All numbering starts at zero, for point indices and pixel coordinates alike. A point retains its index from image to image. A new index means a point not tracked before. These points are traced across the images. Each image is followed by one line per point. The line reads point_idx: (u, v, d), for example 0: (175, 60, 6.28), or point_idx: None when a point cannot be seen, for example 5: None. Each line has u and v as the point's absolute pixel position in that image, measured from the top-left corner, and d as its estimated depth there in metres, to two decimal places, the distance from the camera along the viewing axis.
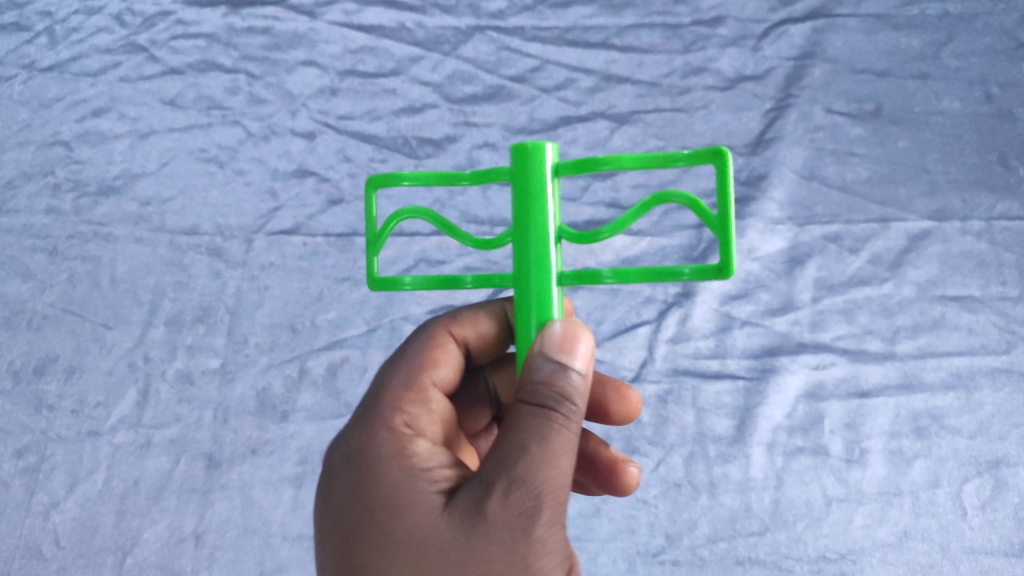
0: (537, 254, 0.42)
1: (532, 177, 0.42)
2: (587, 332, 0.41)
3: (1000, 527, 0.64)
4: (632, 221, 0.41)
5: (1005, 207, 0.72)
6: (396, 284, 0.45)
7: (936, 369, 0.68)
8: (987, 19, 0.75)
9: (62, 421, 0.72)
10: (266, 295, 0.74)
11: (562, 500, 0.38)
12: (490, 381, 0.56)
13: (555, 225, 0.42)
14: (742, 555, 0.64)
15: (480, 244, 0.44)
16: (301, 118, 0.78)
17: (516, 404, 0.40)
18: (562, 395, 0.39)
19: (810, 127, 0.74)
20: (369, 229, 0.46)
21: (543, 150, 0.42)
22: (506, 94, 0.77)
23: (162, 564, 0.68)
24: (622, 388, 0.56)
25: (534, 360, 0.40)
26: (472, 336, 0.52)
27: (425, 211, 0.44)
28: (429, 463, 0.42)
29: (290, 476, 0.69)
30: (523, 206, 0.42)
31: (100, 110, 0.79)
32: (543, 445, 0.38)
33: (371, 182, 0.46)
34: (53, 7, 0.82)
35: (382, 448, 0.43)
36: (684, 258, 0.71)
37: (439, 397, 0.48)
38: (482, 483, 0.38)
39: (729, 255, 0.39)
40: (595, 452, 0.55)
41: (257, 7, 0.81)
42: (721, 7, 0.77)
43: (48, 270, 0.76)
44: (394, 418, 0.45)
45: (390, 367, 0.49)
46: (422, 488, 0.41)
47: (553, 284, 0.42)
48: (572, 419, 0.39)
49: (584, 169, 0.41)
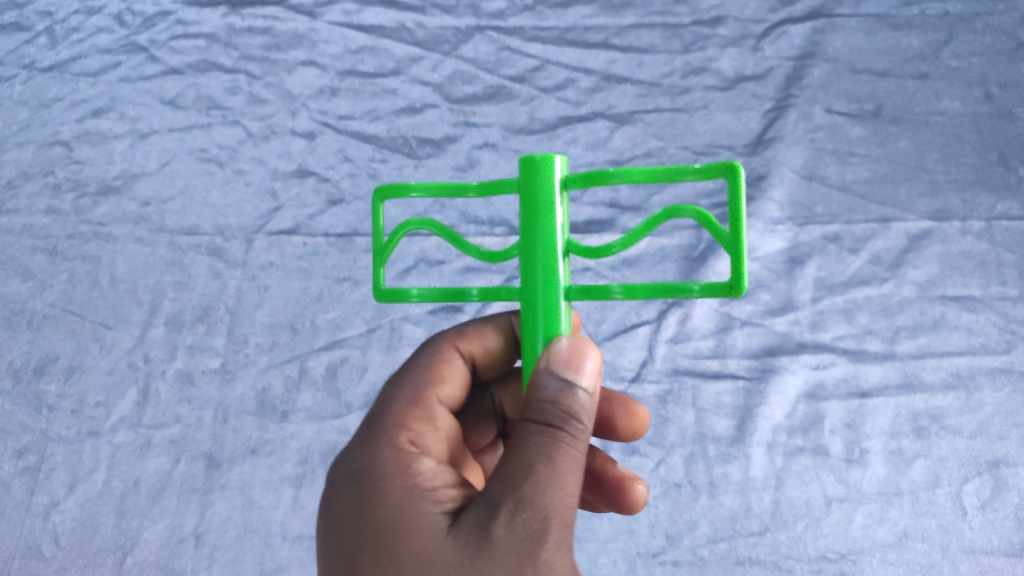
0: (544, 268, 0.42)
1: (540, 190, 0.42)
2: (594, 348, 0.41)
3: (999, 527, 0.64)
4: (641, 236, 0.41)
5: (1005, 207, 0.72)
6: (402, 296, 0.45)
7: (935, 369, 0.68)
8: (987, 19, 0.75)
9: (62, 421, 0.72)
10: (266, 295, 0.74)
11: (569, 522, 0.38)
12: (496, 397, 0.57)
13: (563, 239, 0.42)
14: (742, 554, 0.64)
15: (487, 256, 0.44)
16: (302, 118, 0.78)
17: (522, 422, 0.40)
18: (569, 414, 0.39)
19: (810, 127, 0.74)
20: (376, 240, 0.46)
21: (552, 163, 0.42)
22: (506, 94, 0.77)
23: (162, 564, 0.68)
24: (630, 405, 0.56)
25: (540, 377, 0.40)
26: (478, 351, 0.52)
27: (432, 222, 0.45)
28: (434, 482, 0.42)
29: (290, 476, 0.69)
30: (531, 219, 0.42)
31: (100, 110, 0.79)
32: (549, 466, 0.38)
33: (378, 193, 0.46)
34: (53, 7, 0.82)
35: (386, 466, 0.43)
36: (684, 258, 0.71)
37: (444, 414, 0.48)
38: (487, 505, 0.38)
39: (740, 271, 0.39)
40: (603, 469, 0.55)
41: (257, 7, 0.81)
42: (720, 7, 0.77)
43: (48, 270, 0.76)
44: (399, 436, 0.45)
45: (396, 384, 0.49)
46: (427, 508, 0.40)
47: (561, 298, 0.42)
48: (578, 438, 0.39)
49: (593, 182, 0.41)
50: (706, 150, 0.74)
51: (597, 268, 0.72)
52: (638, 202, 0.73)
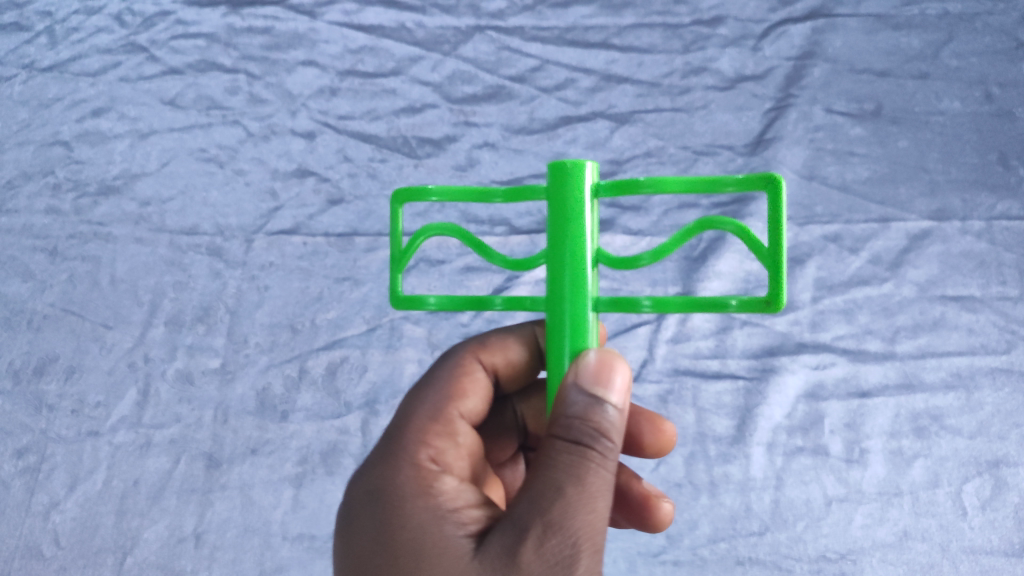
0: (572, 280, 0.42)
1: (569, 197, 0.42)
2: (623, 362, 0.41)
3: (1000, 527, 0.64)
4: (674, 247, 0.41)
5: (1005, 207, 0.72)
6: (420, 303, 0.45)
7: (935, 369, 0.68)
8: (987, 19, 0.75)
9: (62, 421, 0.72)
10: (266, 295, 0.74)
11: (599, 546, 0.39)
12: (518, 410, 0.57)
13: (593, 249, 0.42)
14: (742, 554, 0.64)
15: (511, 265, 0.44)
16: (301, 117, 0.77)
17: (549, 438, 0.40)
18: (599, 431, 0.40)
19: (810, 127, 0.74)
20: (394, 245, 0.46)
21: (582, 170, 0.42)
22: (506, 94, 0.77)
23: (162, 564, 0.68)
24: (656, 420, 0.56)
25: (567, 392, 0.40)
26: (500, 363, 0.52)
27: (454, 227, 0.45)
28: (457, 502, 0.42)
29: (290, 476, 0.69)
30: (559, 228, 0.42)
31: (100, 110, 0.79)
32: (579, 487, 0.38)
33: (397, 197, 0.46)
34: (53, 7, 0.82)
35: (407, 486, 0.43)
36: (684, 258, 0.71)
37: (466, 429, 0.49)
38: (515, 527, 0.38)
39: (778, 287, 0.39)
40: (628, 485, 0.55)
41: (256, 6, 0.80)
42: (720, 7, 0.77)
43: (48, 270, 0.76)
44: (419, 453, 0.45)
45: (416, 399, 0.49)
46: (450, 532, 0.40)
47: (589, 310, 0.42)
48: (607, 457, 0.40)
49: (624, 190, 0.41)
50: (706, 150, 0.74)
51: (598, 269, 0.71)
52: (639, 202, 0.72)
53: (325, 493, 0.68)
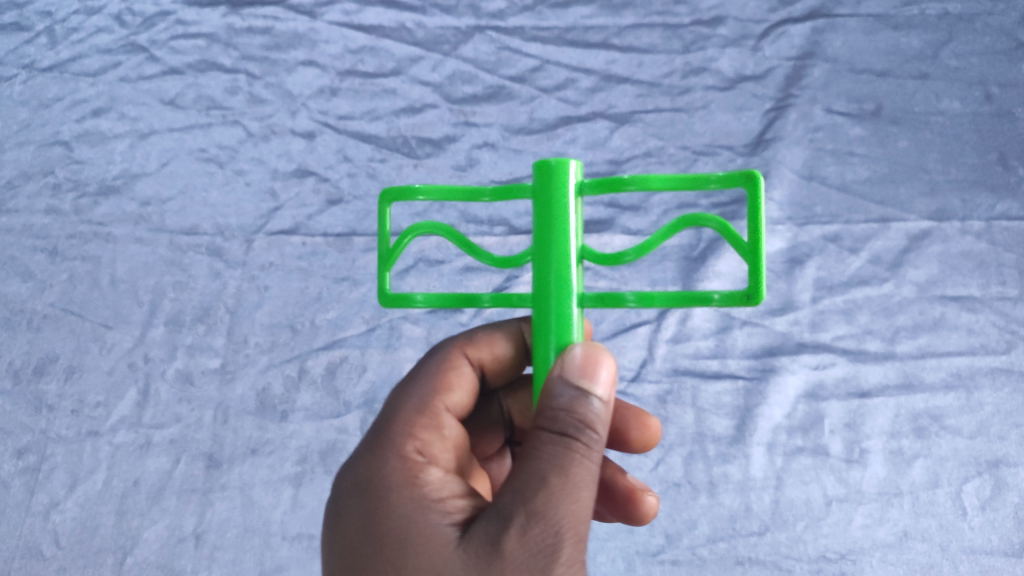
0: (557, 276, 0.42)
1: (553, 195, 0.42)
2: (608, 356, 0.41)
3: (1000, 527, 0.64)
4: (656, 244, 0.41)
5: (1005, 207, 0.72)
6: (408, 301, 0.45)
7: (935, 369, 0.68)
8: (987, 19, 0.75)
9: (62, 421, 0.72)
10: (266, 295, 0.74)
11: (581, 535, 0.38)
12: (504, 404, 0.57)
13: (576, 247, 0.42)
14: (742, 554, 0.64)
15: (499, 263, 0.44)
16: (301, 118, 0.78)
17: (535, 430, 0.40)
18: (584, 423, 0.39)
19: (810, 127, 0.74)
20: (382, 244, 0.46)
21: (567, 168, 0.42)
22: (506, 94, 0.77)
23: (162, 564, 0.68)
24: (643, 415, 0.56)
25: (553, 386, 0.40)
26: (487, 358, 0.52)
27: (442, 226, 0.45)
28: (442, 492, 0.42)
29: (289, 476, 0.69)
30: (544, 225, 0.42)
31: (100, 110, 0.79)
32: (563, 477, 0.38)
33: (386, 196, 0.46)
34: (53, 7, 0.82)
35: (393, 476, 0.43)
36: (684, 258, 0.71)
37: (452, 422, 0.49)
38: (499, 517, 0.38)
39: (758, 281, 0.39)
40: (613, 479, 0.55)
41: (257, 7, 0.81)
42: (720, 7, 0.77)
43: (48, 270, 0.76)
44: (406, 445, 0.45)
45: (403, 392, 0.49)
46: (435, 521, 0.40)
47: (574, 307, 0.42)
48: (592, 448, 0.39)
49: (607, 188, 0.41)
50: (705, 150, 0.74)
51: (597, 269, 0.72)
52: (638, 202, 0.73)
53: (325, 492, 0.68)
